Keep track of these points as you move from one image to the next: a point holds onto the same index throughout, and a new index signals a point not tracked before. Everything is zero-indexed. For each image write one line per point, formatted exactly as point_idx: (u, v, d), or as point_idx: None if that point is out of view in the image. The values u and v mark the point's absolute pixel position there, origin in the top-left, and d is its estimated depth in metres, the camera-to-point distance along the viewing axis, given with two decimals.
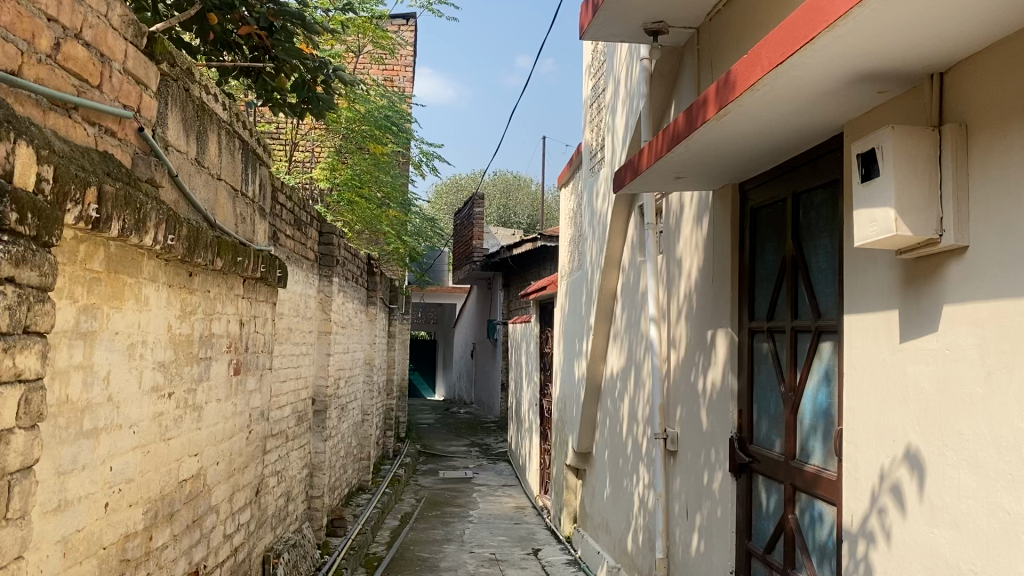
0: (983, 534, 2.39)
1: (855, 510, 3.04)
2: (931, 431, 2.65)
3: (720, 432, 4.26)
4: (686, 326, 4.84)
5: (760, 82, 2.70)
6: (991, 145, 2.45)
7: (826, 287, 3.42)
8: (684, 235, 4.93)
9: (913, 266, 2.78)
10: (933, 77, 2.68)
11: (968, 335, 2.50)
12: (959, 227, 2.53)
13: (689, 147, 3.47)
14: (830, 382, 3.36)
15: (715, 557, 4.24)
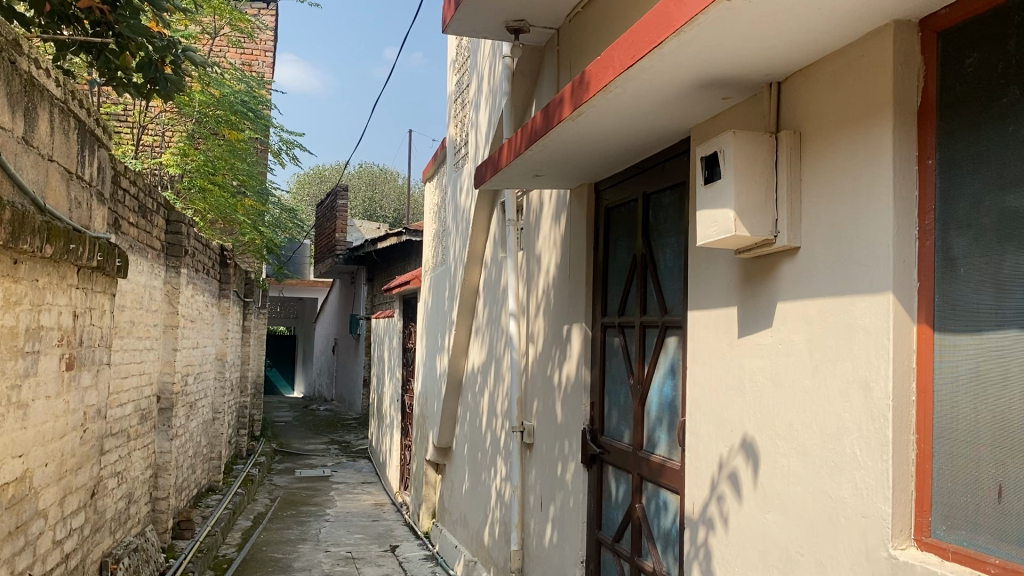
0: (809, 516, 2.55)
1: (697, 498, 3.17)
2: (765, 422, 2.80)
3: (573, 423, 4.36)
4: (543, 321, 4.92)
5: (612, 84, 2.77)
6: (821, 152, 2.61)
7: (673, 284, 3.56)
8: (543, 231, 5.00)
9: (750, 265, 2.93)
10: (771, 85, 2.83)
11: (798, 331, 2.66)
12: (791, 228, 2.68)
13: (546, 145, 3.52)
14: (674, 375, 3.49)
15: (567, 547, 4.34)
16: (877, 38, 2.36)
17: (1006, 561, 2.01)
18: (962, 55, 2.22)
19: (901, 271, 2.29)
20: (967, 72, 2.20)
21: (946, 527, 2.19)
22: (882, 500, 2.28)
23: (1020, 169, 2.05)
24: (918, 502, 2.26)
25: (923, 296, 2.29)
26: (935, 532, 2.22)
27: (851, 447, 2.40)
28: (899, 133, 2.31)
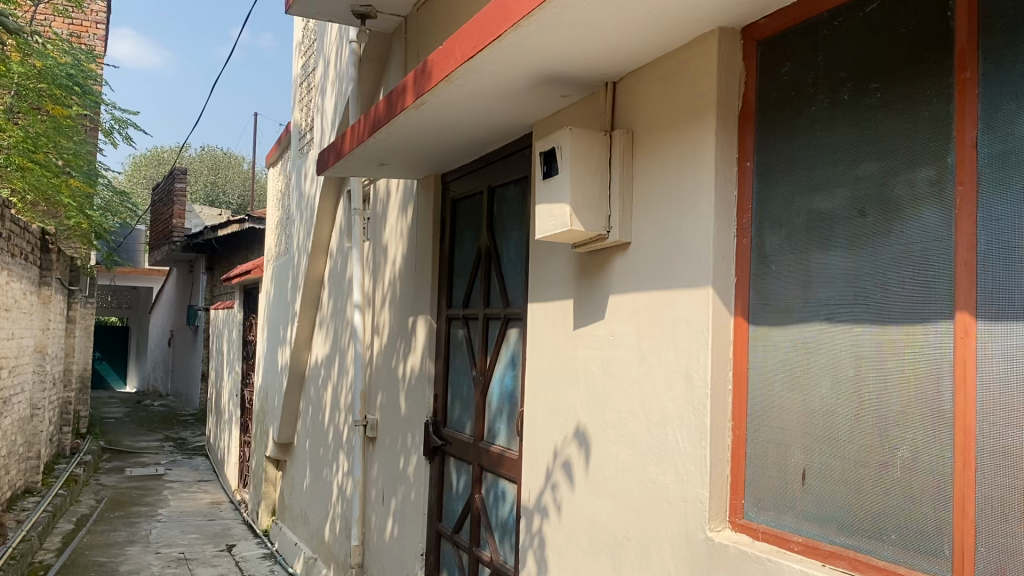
0: (635, 502, 2.65)
1: (532, 487, 3.23)
2: (597, 412, 2.88)
3: (416, 416, 4.34)
4: (388, 313, 4.87)
5: (453, 74, 2.76)
6: (651, 151, 2.71)
7: (515, 276, 3.60)
8: (389, 221, 4.95)
9: (586, 259, 3.01)
10: (607, 85, 2.91)
11: (628, 323, 2.76)
12: (623, 225, 2.77)
13: (389, 134, 3.47)
14: (514, 367, 3.54)
15: (406, 540, 4.32)
16: (703, 44, 2.48)
17: (807, 539, 2.17)
18: (777, 63, 2.37)
19: (721, 267, 2.42)
20: (782, 79, 2.35)
21: (756, 509, 2.34)
22: (700, 485, 2.39)
23: (825, 174, 2.21)
24: (732, 486, 2.41)
25: (740, 291, 2.43)
26: (747, 514, 2.36)
27: (674, 433, 2.50)
28: (721, 137, 2.44)
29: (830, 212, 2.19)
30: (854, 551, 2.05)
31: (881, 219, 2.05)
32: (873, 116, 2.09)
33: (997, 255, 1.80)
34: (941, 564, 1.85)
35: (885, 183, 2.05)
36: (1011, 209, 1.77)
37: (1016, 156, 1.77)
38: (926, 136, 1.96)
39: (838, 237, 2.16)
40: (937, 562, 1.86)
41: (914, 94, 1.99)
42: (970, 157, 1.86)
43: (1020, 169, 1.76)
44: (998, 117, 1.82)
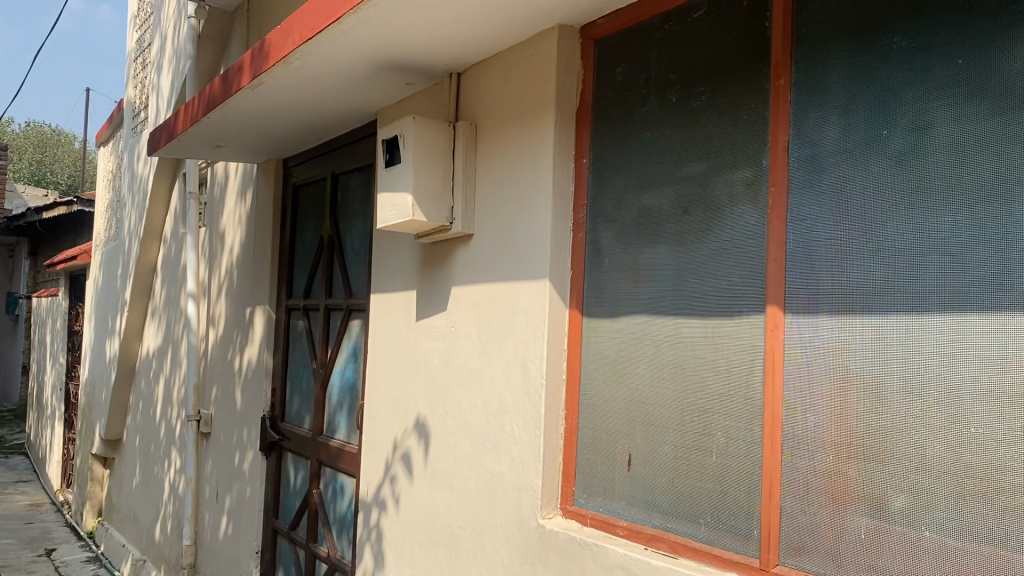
0: (471, 493, 2.66)
1: (371, 481, 3.19)
2: (436, 404, 2.88)
3: (252, 410, 4.18)
4: (225, 302, 4.68)
5: (292, 55, 2.67)
6: (493, 144, 2.73)
7: (357, 267, 3.54)
8: (228, 207, 4.75)
9: (428, 250, 2.99)
10: (451, 76, 2.91)
11: (467, 315, 2.77)
12: (465, 217, 2.77)
13: (226, 115, 3.32)
14: (356, 359, 3.48)
15: (241, 539, 4.16)
16: (544, 39, 2.53)
17: (632, 524, 2.24)
18: (613, 63, 2.44)
19: (557, 260, 2.46)
20: (618, 79, 2.42)
21: (586, 496, 2.40)
22: (534, 473, 2.43)
23: (655, 171, 2.29)
24: (564, 474, 2.46)
25: (575, 283, 2.49)
26: (577, 501, 2.42)
27: (510, 424, 2.53)
28: (560, 133, 2.48)
29: (658, 209, 2.28)
30: (674, 534, 2.13)
31: (704, 217, 2.15)
32: (698, 118, 2.19)
33: (804, 253, 1.92)
34: (750, 544, 1.96)
35: (707, 182, 2.15)
36: (817, 211, 1.91)
37: (823, 161, 1.91)
38: (743, 139, 2.07)
39: (666, 233, 2.25)
40: (747, 542, 1.97)
41: (735, 98, 2.10)
42: (783, 160, 1.98)
43: (826, 173, 1.90)
44: (807, 123, 1.95)
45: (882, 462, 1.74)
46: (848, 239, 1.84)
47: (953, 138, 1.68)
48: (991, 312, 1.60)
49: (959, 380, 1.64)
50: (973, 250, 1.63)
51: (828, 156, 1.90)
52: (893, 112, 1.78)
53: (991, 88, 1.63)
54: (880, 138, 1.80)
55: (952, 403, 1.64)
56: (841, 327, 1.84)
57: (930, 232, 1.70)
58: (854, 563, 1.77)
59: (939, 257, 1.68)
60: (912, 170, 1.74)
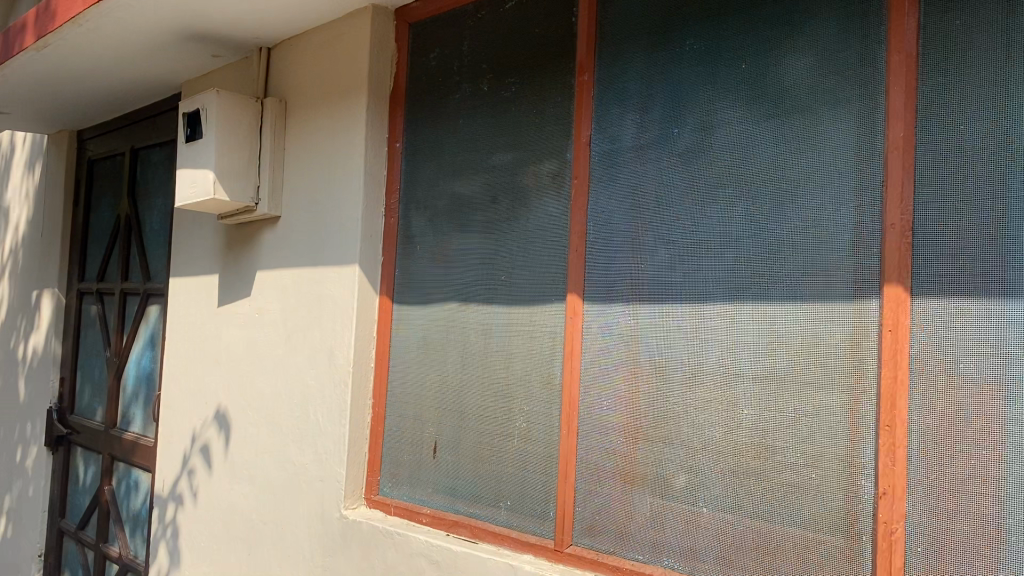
0: (273, 485, 2.57)
1: (168, 475, 3.02)
2: (238, 393, 2.76)
3: (37, 402, 3.85)
4: (8, 285, 4.27)
5: (82, 16, 2.46)
6: (303, 124, 2.64)
7: (157, 248, 3.33)
8: (13, 180, 4.34)
9: (233, 232, 2.85)
10: (261, 50, 2.79)
11: (272, 300, 2.66)
12: (272, 198, 2.66)
13: (8, 77, 3.02)
14: (153, 346, 3.27)
15: (22, 542, 3.82)
16: (357, 18, 2.47)
17: (434, 510, 2.24)
18: (426, 49, 2.43)
19: (367, 245, 2.41)
20: (430, 64, 2.41)
21: (390, 484, 2.38)
22: (338, 463, 2.38)
23: (464, 158, 2.29)
24: (369, 463, 2.42)
25: (384, 270, 2.45)
26: (382, 490, 2.39)
27: (315, 414, 2.47)
28: (371, 115, 2.44)
29: (466, 196, 2.28)
30: (475, 519, 2.15)
31: (511, 207, 2.17)
32: (507, 107, 2.21)
33: (601, 243, 1.99)
34: (546, 527, 2.01)
35: (513, 171, 2.18)
36: (614, 203, 1.97)
37: (620, 156, 1.98)
38: (549, 131, 2.11)
39: (473, 221, 2.26)
40: (544, 524, 2.01)
41: (542, 90, 2.14)
42: (585, 153, 2.03)
43: (624, 167, 1.96)
44: (608, 118, 2.01)
45: (668, 443, 1.83)
46: (642, 231, 1.92)
47: (735, 138, 1.79)
48: (765, 300, 1.72)
49: (735, 364, 1.75)
50: (750, 242, 1.74)
51: (625, 150, 1.97)
52: (683, 110, 1.87)
53: (767, 93, 1.75)
54: (671, 136, 1.89)
55: (729, 386, 1.75)
56: (633, 314, 1.91)
57: (713, 225, 1.80)
58: (640, 540, 1.85)
59: (719, 249, 1.78)
60: (699, 167, 1.83)
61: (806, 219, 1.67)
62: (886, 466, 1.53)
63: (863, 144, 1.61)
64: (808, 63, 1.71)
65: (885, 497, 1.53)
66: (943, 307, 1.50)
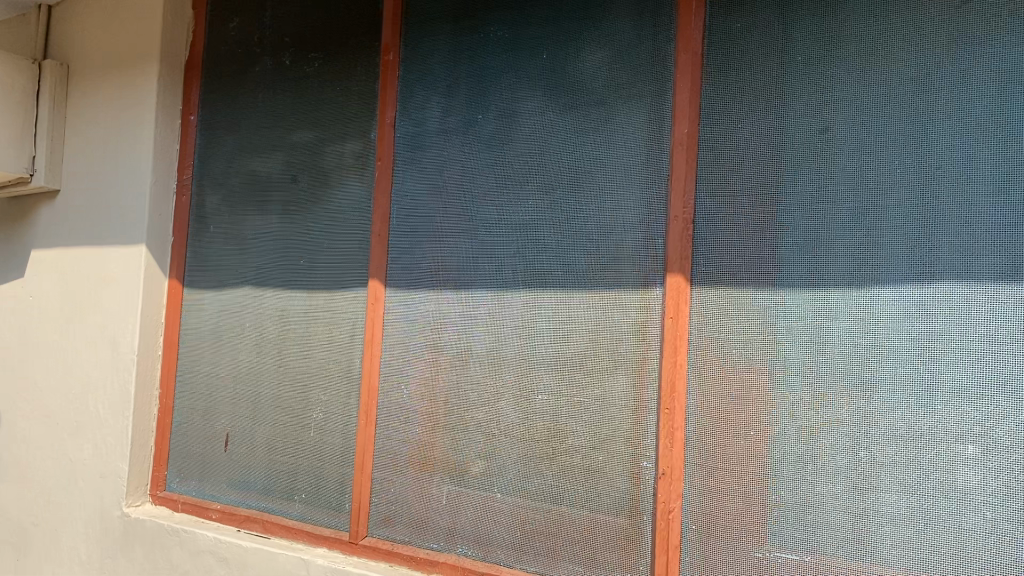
0: (46, 482, 2.36)
1: None
2: (8, 382, 2.50)
3: None
4: None
5: None
6: (87, 90, 2.43)
7: None
8: None
9: (5, 206, 2.58)
10: (41, 7, 2.54)
11: (49, 281, 2.43)
12: (51, 169, 2.42)
13: None
14: None
15: None
16: None
17: (225, 505, 2.13)
18: (227, 18, 2.30)
19: (155, 223, 2.25)
20: (231, 35, 2.29)
21: (179, 480, 2.23)
22: (119, 457, 2.21)
23: (264, 135, 2.18)
24: (155, 457, 2.26)
25: (176, 251, 2.29)
26: (169, 486, 2.24)
27: (95, 404, 2.28)
28: (163, 84, 2.28)
29: (266, 175, 2.16)
30: (268, 514, 2.06)
31: (311, 188, 2.09)
32: (309, 84, 2.12)
33: (403, 228, 1.94)
34: (341, 519, 1.95)
35: (317, 151, 2.09)
36: (416, 187, 1.93)
37: (425, 139, 1.93)
38: (353, 110, 2.04)
39: (271, 202, 2.15)
40: (339, 516, 1.95)
41: (348, 68, 2.07)
42: (389, 135, 1.97)
43: (428, 151, 1.92)
44: (412, 100, 1.96)
45: (465, 430, 1.82)
46: (443, 216, 1.88)
47: (536, 126, 1.79)
48: (559, 288, 1.74)
49: (530, 352, 1.76)
50: (546, 230, 1.76)
51: (431, 134, 1.92)
52: (485, 97, 1.86)
53: (567, 83, 1.77)
54: (475, 122, 1.87)
55: (524, 373, 1.76)
56: (433, 301, 1.88)
57: (513, 213, 1.80)
58: (435, 529, 1.83)
59: (518, 236, 1.79)
60: (501, 154, 1.83)
61: (599, 209, 1.71)
62: (666, 449, 1.59)
63: (652, 137, 1.66)
64: (605, 56, 1.74)
65: (664, 478, 1.58)
66: (720, 297, 1.57)
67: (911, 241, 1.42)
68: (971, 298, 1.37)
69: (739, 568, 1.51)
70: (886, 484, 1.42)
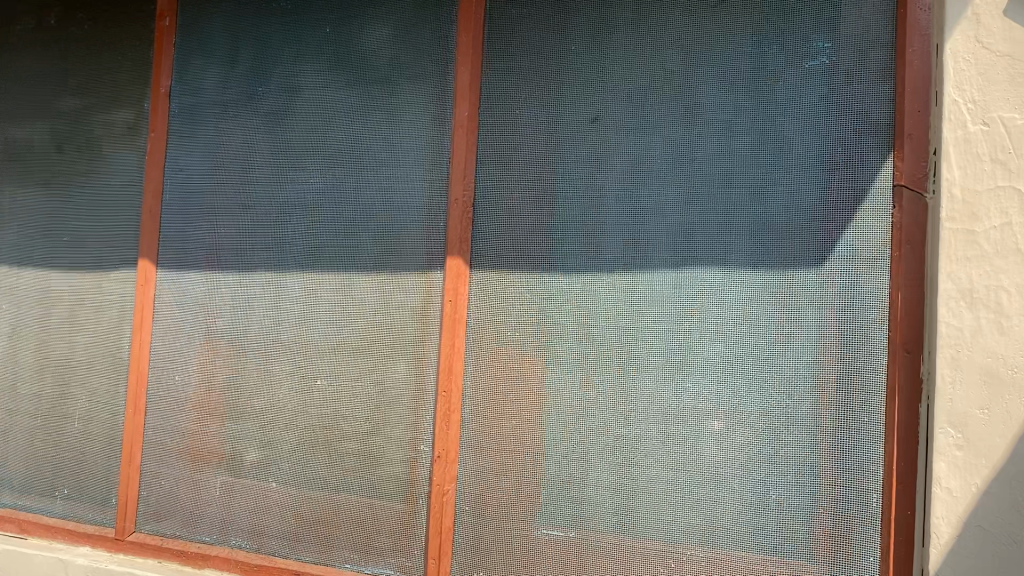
0: None
1: None
2: None
3: None
4: None
5: None
6: None
7: None
8: None
9: None
10: None
11: None
12: None
13: None
14: None
15: None
16: None
17: None
18: None
19: None
20: None
21: None
22: None
23: (25, 99, 2.00)
24: None
25: None
26: None
27: None
28: None
29: (27, 143, 1.98)
30: (26, 512, 1.90)
31: (77, 159, 1.93)
32: (76, 46, 1.96)
33: (177, 204, 1.83)
34: (106, 515, 1.82)
35: (84, 119, 1.94)
36: (192, 162, 1.83)
37: (202, 111, 1.83)
38: (124, 77, 1.91)
39: (32, 173, 1.97)
40: (104, 512, 1.83)
41: (118, 30, 1.92)
42: (163, 106, 1.86)
43: (205, 123, 1.83)
44: (189, 69, 1.85)
45: (241, 417, 1.75)
46: (221, 193, 1.80)
47: (318, 103, 1.74)
48: (339, 269, 1.69)
49: (309, 335, 1.71)
50: (327, 210, 1.71)
51: (208, 106, 1.83)
52: (266, 69, 1.79)
53: (349, 59, 1.73)
54: (255, 95, 1.79)
55: (302, 358, 1.71)
56: (208, 283, 1.79)
57: (293, 191, 1.74)
58: (207, 521, 1.75)
59: (298, 216, 1.73)
60: (281, 130, 1.76)
61: (380, 189, 1.68)
62: (441, 431, 1.58)
63: (433, 118, 1.65)
64: (387, 33, 1.71)
65: (439, 460, 1.58)
66: (498, 281, 1.58)
67: (676, 228, 1.49)
68: (726, 282, 1.45)
69: (509, 547, 1.54)
70: (647, 460, 1.48)
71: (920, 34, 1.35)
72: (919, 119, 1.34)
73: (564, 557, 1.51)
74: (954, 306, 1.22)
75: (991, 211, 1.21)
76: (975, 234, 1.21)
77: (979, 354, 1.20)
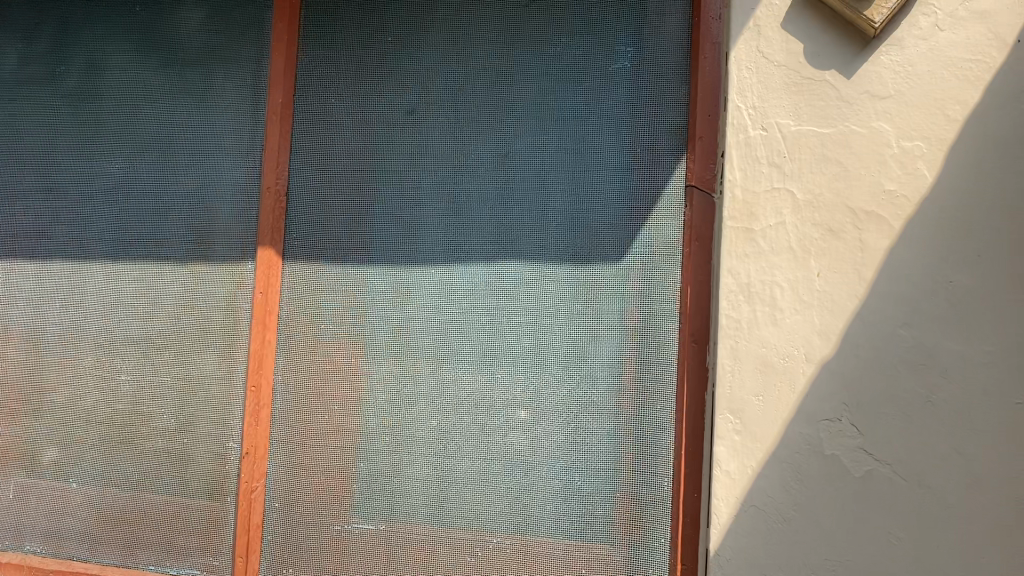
0: None
1: None
2: None
3: None
4: None
5: None
6: None
7: None
8: None
9: None
10: None
11: None
12: None
13: None
14: None
15: None
16: None
17: None
18: None
19: None
20: None
21: None
22: None
23: None
24: None
25: None
26: None
27: None
28: None
29: None
30: None
31: None
32: None
33: None
34: None
35: None
36: None
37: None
38: None
39: None
40: None
41: None
42: None
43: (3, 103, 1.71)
44: None
45: (37, 415, 1.65)
46: (18, 177, 1.69)
47: (125, 85, 1.66)
48: (145, 259, 1.62)
49: (112, 328, 1.63)
50: (132, 198, 1.64)
51: (6, 84, 1.71)
52: (70, 48, 1.70)
53: (160, 41, 1.66)
54: (57, 74, 1.69)
55: (105, 352, 1.63)
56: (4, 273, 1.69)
57: (96, 178, 1.65)
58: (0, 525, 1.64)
59: (101, 203, 1.65)
60: (85, 112, 1.67)
61: (190, 177, 1.62)
62: (249, 427, 1.55)
63: (246, 105, 1.60)
64: (201, 16, 1.66)
65: (247, 457, 1.54)
66: (314, 272, 1.55)
67: (492, 221, 1.51)
68: (538, 275, 1.48)
69: (319, 542, 1.51)
70: (461, 451, 1.49)
71: (711, 43, 1.42)
72: (709, 123, 1.41)
73: (373, 551, 1.49)
74: (733, 299, 1.30)
75: (767, 210, 1.30)
76: (752, 233, 1.30)
77: (756, 345, 1.28)
